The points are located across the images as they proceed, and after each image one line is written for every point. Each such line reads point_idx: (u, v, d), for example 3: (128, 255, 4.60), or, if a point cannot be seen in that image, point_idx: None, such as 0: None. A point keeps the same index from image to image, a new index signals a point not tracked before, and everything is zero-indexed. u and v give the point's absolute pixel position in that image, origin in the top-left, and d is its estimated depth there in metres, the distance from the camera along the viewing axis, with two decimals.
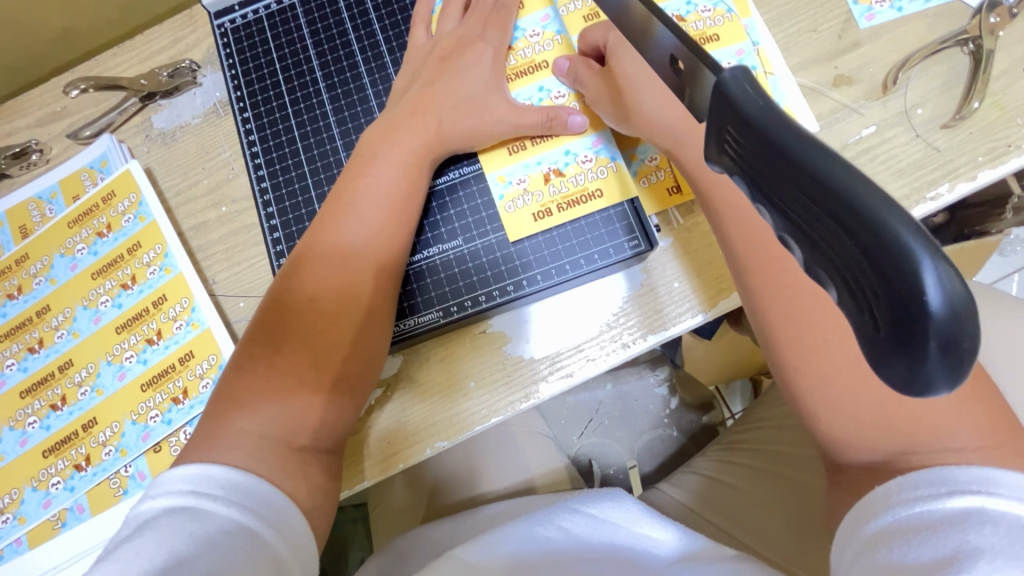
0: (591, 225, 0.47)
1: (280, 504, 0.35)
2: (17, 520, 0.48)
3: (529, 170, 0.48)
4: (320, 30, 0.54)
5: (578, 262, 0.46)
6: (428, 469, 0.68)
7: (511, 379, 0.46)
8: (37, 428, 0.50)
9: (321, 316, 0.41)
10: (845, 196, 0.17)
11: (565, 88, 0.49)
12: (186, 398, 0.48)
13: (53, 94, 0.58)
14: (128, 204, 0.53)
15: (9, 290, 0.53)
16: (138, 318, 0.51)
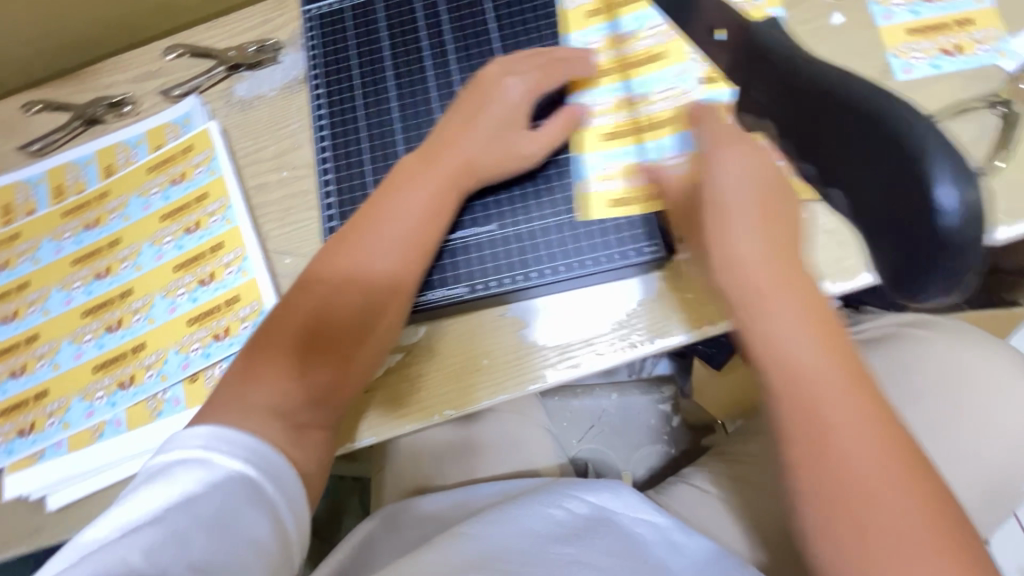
0: (615, 230, 0.50)
1: (269, 455, 0.40)
2: (62, 425, 0.54)
3: (618, 158, 0.52)
4: (396, 25, 0.60)
5: (598, 260, 0.50)
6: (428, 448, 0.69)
7: (522, 362, 0.49)
8: (92, 345, 0.56)
9: (338, 322, 0.45)
10: (864, 110, 0.33)
11: (641, 92, 0.53)
12: (226, 337, 0.53)
13: (152, 56, 0.65)
14: (203, 159, 0.59)
15: (87, 221, 0.59)
16: (195, 259, 0.56)
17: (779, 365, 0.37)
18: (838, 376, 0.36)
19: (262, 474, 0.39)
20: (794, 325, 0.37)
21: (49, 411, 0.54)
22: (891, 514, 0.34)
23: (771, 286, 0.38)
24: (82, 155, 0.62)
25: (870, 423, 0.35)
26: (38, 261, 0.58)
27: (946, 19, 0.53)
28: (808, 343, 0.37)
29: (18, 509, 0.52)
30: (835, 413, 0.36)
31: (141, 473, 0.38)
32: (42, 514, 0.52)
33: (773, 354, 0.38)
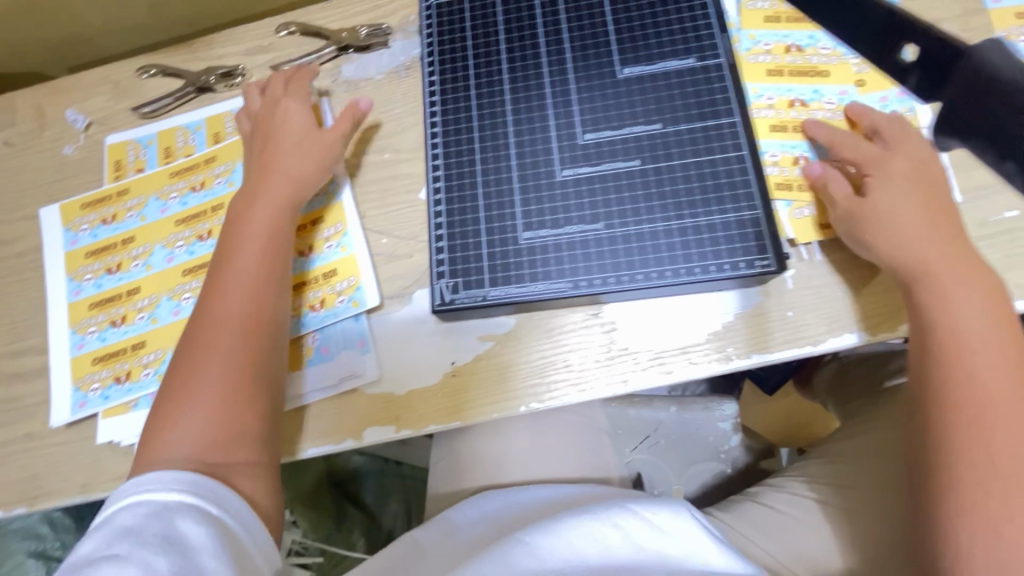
0: (726, 237, 0.47)
1: (209, 480, 0.42)
2: (155, 377, 0.55)
3: (783, 149, 0.51)
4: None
5: (708, 269, 0.47)
6: (487, 441, 0.68)
7: (613, 362, 0.50)
8: (190, 304, 0.57)
9: (241, 334, 0.47)
10: None
11: (773, 93, 0.53)
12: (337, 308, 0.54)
13: (264, 31, 0.67)
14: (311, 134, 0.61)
15: (193, 185, 0.61)
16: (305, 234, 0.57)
17: (953, 361, 0.41)
18: (1007, 366, 0.40)
19: (201, 496, 0.41)
20: (973, 330, 0.41)
21: (143, 363, 0.56)
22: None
23: (972, 301, 0.42)
24: (192, 121, 0.64)
25: (1002, 400, 0.39)
26: (145, 219, 0.61)
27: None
28: (989, 342, 0.41)
29: (108, 454, 0.54)
30: (967, 398, 0.39)
31: (94, 521, 0.40)
32: (130, 461, 0.54)
33: (950, 351, 0.41)
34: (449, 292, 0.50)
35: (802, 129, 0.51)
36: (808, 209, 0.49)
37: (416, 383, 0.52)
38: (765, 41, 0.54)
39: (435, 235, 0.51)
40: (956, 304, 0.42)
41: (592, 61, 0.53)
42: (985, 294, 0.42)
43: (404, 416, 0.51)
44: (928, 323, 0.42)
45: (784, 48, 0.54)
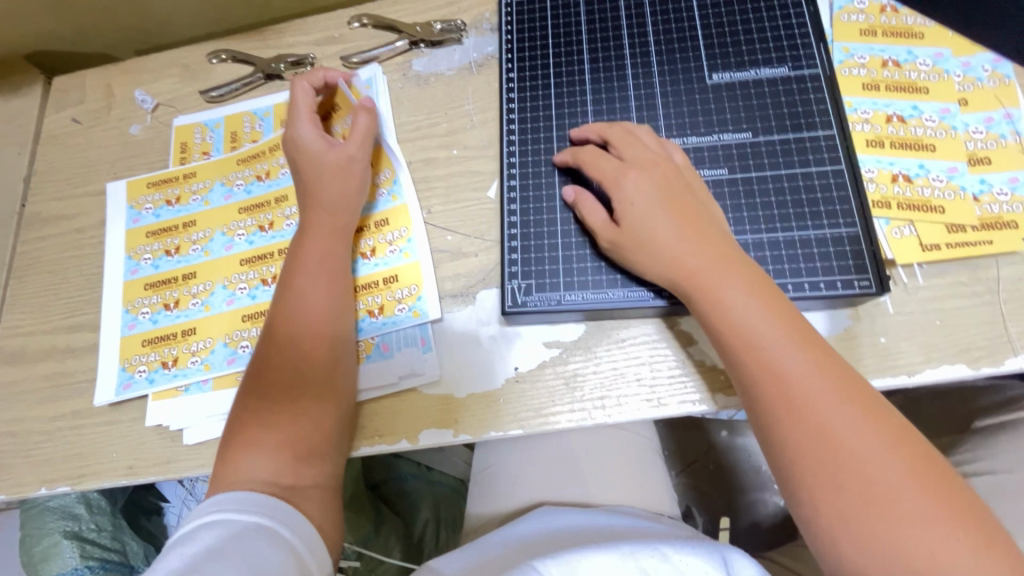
0: (822, 253, 0.44)
1: (280, 506, 0.41)
2: (203, 365, 0.54)
3: (880, 165, 0.48)
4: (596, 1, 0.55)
5: (801, 286, 0.44)
6: (530, 459, 0.64)
7: (687, 379, 0.47)
8: (245, 294, 0.56)
9: (317, 347, 0.47)
10: None
11: (869, 108, 0.50)
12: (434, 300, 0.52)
13: (335, 23, 0.66)
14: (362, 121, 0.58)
15: (259, 173, 0.60)
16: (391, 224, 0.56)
17: (771, 396, 0.37)
18: (856, 419, 0.35)
19: (269, 518, 0.39)
20: (804, 365, 0.37)
21: (192, 350, 0.55)
22: (939, 526, 0.32)
23: (754, 310, 0.39)
24: (260, 107, 0.64)
25: (858, 430, 0.35)
26: (208, 203, 0.60)
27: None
28: (805, 366, 0.37)
29: (155, 438, 0.53)
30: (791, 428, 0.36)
31: (168, 543, 0.37)
32: (177, 447, 0.52)
33: (767, 386, 0.38)
34: (521, 294, 0.49)
35: (903, 147, 0.49)
36: (909, 229, 0.46)
37: (473, 386, 0.50)
38: (861, 54, 0.52)
39: (508, 235, 0.50)
40: (759, 332, 0.38)
41: (678, 65, 0.51)
42: (753, 301, 0.39)
43: (462, 421, 0.49)
44: (744, 364, 0.39)
45: (881, 62, 0.52)
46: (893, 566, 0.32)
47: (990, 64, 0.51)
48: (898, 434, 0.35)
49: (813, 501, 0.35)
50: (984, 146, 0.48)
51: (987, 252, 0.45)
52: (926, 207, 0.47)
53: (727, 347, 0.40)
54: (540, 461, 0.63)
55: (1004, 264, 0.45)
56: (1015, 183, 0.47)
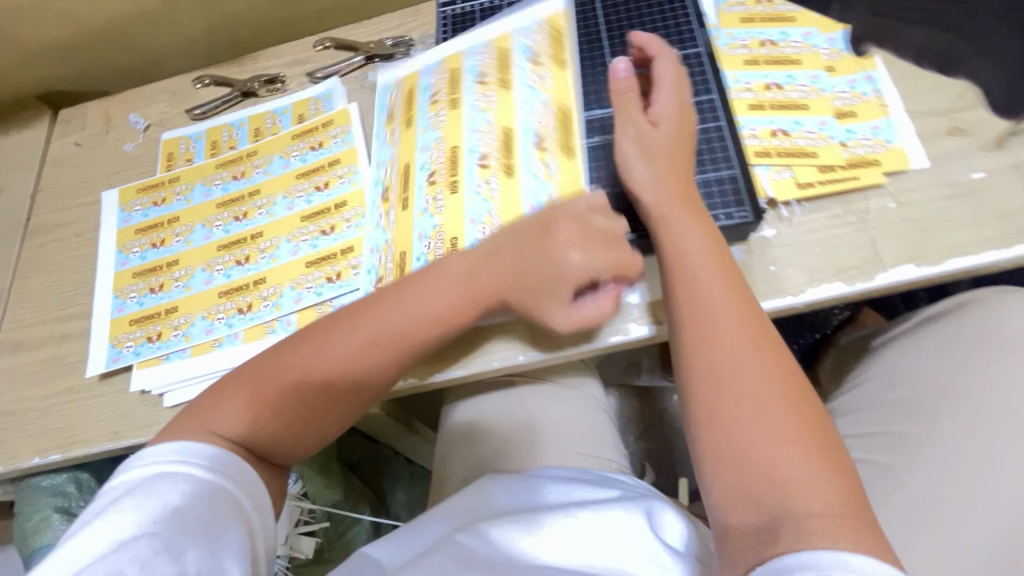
0: (707, 193, 0.52)
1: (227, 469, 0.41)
2: (184, 337, 0.60)
3: (761, 124, 0.56)
4: (517, 12, 0.66)
5: None
6: (486, 423, 0.68)
7: (606, 315, 0.53)
8: (221, 274, 0.63)
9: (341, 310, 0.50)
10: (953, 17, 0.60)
11: (751, 81, 0.59)
12: (412, 252, 0.56)
13: (303, 47, 0.77)
14: (384, 93, 0.67)
15: (235, 173, 0.68)
16: (383, 177, 0.62)
17: (697, 336, 0.43)
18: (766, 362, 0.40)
19: (223, 477, 0.41)
20: (735, 317, 0.42)
21: (174, 325, 0.61)
22: (803, 457, 0.36)
23: (700, 271, 0.45)
24: (238, 119, 0.73)
25: (763, 375, 0.40)
26: (190, 201, 0.68)
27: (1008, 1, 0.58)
28: (733, 313, 0.43)
29: (139, 404, 0.59)
30: (716, 359, 0.41)
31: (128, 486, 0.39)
32: (159, 410, 0.58)
33: (695, 330, 0.43)
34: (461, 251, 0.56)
35: (780, 107, 0.57)
36: (787, 172, 0.54)
37: None
38: (742, 37, 0.61)
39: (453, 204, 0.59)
40: (699, 280, 0.45)
41: (587, 60, 0.62)
42: (709, 254, 0.46)
43: (411, 366, 0.55)
44: (682, 306, 0.45)
45: (759, 42, 0.61)
46: (756, 480, 0.37)
47: (849, 39, 0.59)
48: (797, 383, 0.40)
49: (712, 424, 0.40)
50: (849, 103, 0.56)
51: (857, 186, 0.52)
52: (803, 153, 0.54)
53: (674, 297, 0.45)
54: (497, 420, 0.68)
55: (872, 197, 0.52)
56: (877, 130, 0.54)
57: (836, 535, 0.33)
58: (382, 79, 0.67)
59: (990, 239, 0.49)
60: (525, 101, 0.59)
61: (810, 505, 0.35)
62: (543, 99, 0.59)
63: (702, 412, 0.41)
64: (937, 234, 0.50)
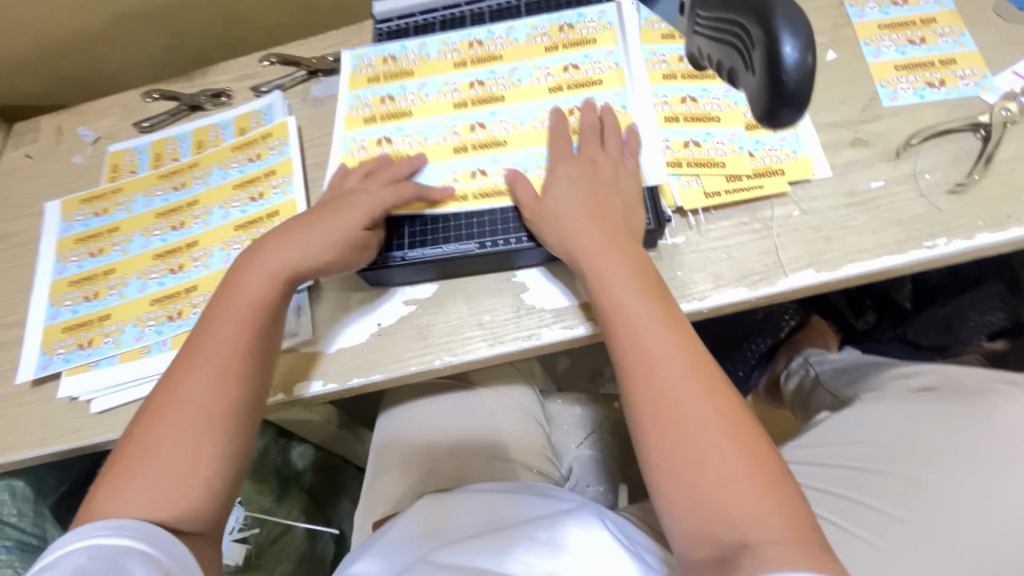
0: None
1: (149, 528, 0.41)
2: (114, 343, 0.61)
3: (674, 135, 0.58)
4: (447, 28, 0.68)
5: None
6: (418, 430, 0.69)
7: (520, 321, 0.55)
8: (154, 282, 0.64)
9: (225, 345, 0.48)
10: None
11: (667, 94, 0.60)
12: (379, 125, 0.62)
13: (250, 63, 0.79)
14: (592, 12, 0.63)
15: (176, 184, 0.70)
16: (436, 54, 0.65)
17: (644, 374, 0.43)
18: (702, 392, 0.42)
19: (158, 550, 0.40)
20: (671, 352, 0.44)
21: (105, 332, 0.62)
22: (749, 484, 0.39)
23: (636, 307, 0.46)
24: (182, 132, 0.74)
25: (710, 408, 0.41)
26: (131, 211, 0.69)
27: (913, 18, 0.61)
28: (669, 349, 0.44)
29: (66, 410, 0.59)
30: (657, 405, 0.42)
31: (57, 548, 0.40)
32: (86, 417, 0.59)
33: (640, 366, 0.44)
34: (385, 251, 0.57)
35: (694, 120, 0.58)
36: (695, 182, 0.55)
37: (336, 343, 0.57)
38: (662, 52, 0.62)
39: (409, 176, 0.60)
40: (639, 321, 0.45)
41: None
42: (645, 293, 0.46)
43: (330, 371, 0.56)
44: (623, 352, 0.45)
45: (678, 58, 0.62)
46: (714, 516, 0.39)
47: None
48: (730, 404, 0.42)
49: (671, 467, 0.41)
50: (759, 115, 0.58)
51: (761, 195, 0.54)
52: (711, 164, 0.56)
53: (612, 330, 0.46)
54: (433, 424, 0.69)
55: (777, 206, 0.54)
56: (784, 141, 0.56)
57: (797, 560, 0.35)
58: (608, 7, 0.63)
59: (886, 245, 0.51)
60: (527, 147, 0.58)
61: (765, 539, 0.37)
62: (529, 163, 0.57)
63: (660, 453, 0.41)
64: (836, 240, 0.52)
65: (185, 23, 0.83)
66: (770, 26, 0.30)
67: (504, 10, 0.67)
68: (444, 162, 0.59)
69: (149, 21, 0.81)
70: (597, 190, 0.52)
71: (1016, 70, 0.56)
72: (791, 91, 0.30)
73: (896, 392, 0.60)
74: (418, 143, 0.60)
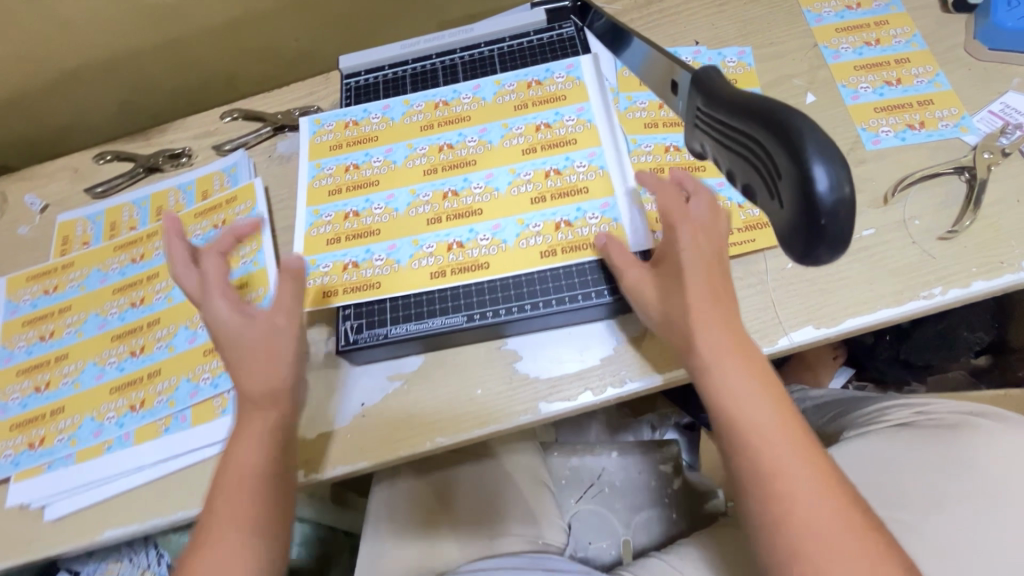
0: (594, 269, 0.53)
1: None
2: (70, 441, 0.55)
3: None
4: (419, 79, 0.66)
5: (576, 297, 0.52)
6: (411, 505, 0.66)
7: (515, 393, 0.51)
8: (113, 368, 0.59)
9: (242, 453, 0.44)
10: None
11: (651, 143, 0.59)
12: (345, 196, 0.59)
13: (211, 118, 0.75)
14: (561, 67, 0.61)
15: (134, 256, 0.65)
16: (406, 116, 0.62)
17: (772, 474, 0.40)
18: (831, 504, 0.38)
19: None
20: (791, 452, 0.40)
21: (59, 428, 0.56)
22: (854, 563, 0.37)
23: (757, 399, 0.42)
24: (139, 197, 0.70)
25: (798, 463, 0.40)
26: (84, 288, 0.64)
27: (888, 58, 0.61)
28: (794, 451, 0.40)
29: (17, 519, 0.54)
30: (781, 512, 0.39)
31: None
32: (39, 526, 0.53)
33: (765, 466, 0.40)
34: (354, 332, 0.53)
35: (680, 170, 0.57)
36: None
37: (327, 422, 0.52)
38: (641, 100, 0.61)
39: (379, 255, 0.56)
40: (757, 418, 0.41)
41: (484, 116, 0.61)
42: (769, 388, 0.43)
43: (311, 459, 0.51)
44: (742, 445, 0.41)
45: (658, 105, 0.61)
46: None
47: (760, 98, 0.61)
48: (858, 515, 0.38)
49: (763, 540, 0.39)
50: None
51: (754, 249, 0.52)
52: None
53: (734, 421, 0.42)
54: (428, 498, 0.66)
55: (770, 257, 0.53)
56: None
57: None
58: (577, 61, 0.61)
59: (883, 296, 0.50)
60: (505, 215, 0.55)
61: None
62: (507, 233, 0.54)
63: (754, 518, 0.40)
64: (833, 293, 0.50)
65: (140, 78, 0.79)
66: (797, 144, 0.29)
67: (478, 61, 0.65)
68: (419, 234, 0.56)
69: (102, 77, 0.77)
70: (705, 269, 0.45)
71: (993, 109, 0.56)
72: (824, 212, 0.29)
73: (881, 425, 0.59)
74: (389, 214, 0.57)
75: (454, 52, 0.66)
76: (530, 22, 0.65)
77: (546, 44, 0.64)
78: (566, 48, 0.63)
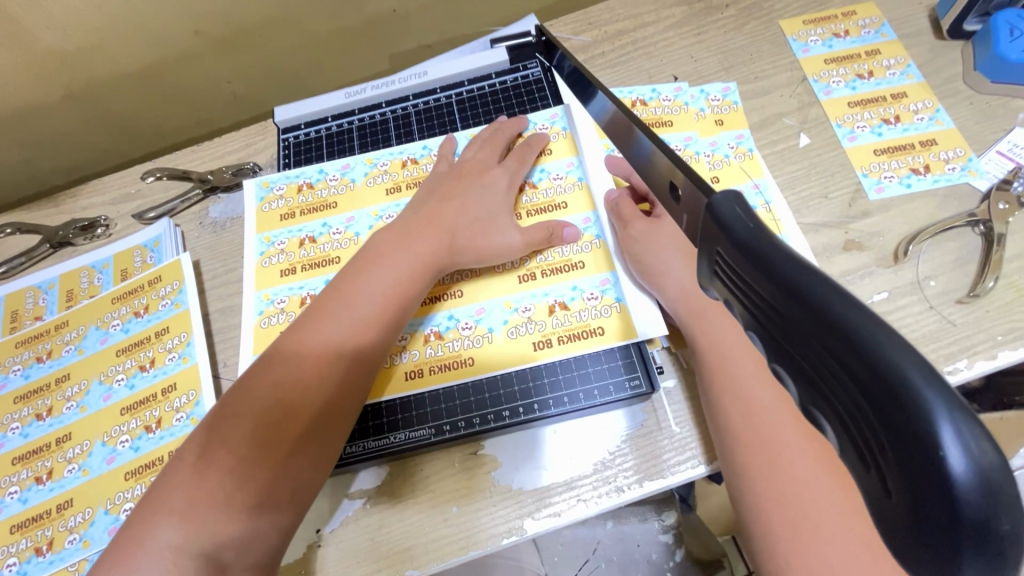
0: (579, 365, 0.47)
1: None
2: None
3: None
4: (369, 133, 0.59)
5: (561, 400, 0.46)
6: None
7: (497, 507, 0.44)
8: (14, 500, 0.49)
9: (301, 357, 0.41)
10: None
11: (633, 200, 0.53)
12: (302, 276, 0.52)
13: (131, 178, 0.65)
14: (543, 117, 0.57)
15: (39, 354, 0.55)
16: (364, 178, 0.55)
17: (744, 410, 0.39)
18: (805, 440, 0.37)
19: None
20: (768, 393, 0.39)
21: None
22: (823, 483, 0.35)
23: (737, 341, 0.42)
24: (45, 279, 0.60)
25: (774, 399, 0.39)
26: None
27: (883, 93, 0.56)
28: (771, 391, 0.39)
29: None
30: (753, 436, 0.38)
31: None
32: None
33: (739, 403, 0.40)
34: None
35: None
36: None
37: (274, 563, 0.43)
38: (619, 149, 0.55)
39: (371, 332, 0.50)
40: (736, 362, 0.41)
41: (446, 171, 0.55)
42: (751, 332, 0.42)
43: None
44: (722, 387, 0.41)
45: None
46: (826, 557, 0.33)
47: (754, 140, 0.55)
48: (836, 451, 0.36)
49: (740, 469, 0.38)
50: None
51: None
52: None
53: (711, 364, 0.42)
54: None
55: None
56: None
57: None
58: (561, 109, 0.57)
59: None
60: (489, 299, 0.50)
61: None
62: (493, 320, 0.49)
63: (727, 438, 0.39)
64: None
65: (47, 135, 0.68)
66: (915, 403, 0.15)
67: (433, 110, 0.60)
68: None
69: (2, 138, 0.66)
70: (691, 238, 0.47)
71: (1000, 149, 0.52)
72: (983, 525, 0.15)
73: None
74: None
75: (406, 100, 0.60)
76: (489, 64, 0.60)
77: (509, 89, 0.59)
78: (532, 95, 0.59)
